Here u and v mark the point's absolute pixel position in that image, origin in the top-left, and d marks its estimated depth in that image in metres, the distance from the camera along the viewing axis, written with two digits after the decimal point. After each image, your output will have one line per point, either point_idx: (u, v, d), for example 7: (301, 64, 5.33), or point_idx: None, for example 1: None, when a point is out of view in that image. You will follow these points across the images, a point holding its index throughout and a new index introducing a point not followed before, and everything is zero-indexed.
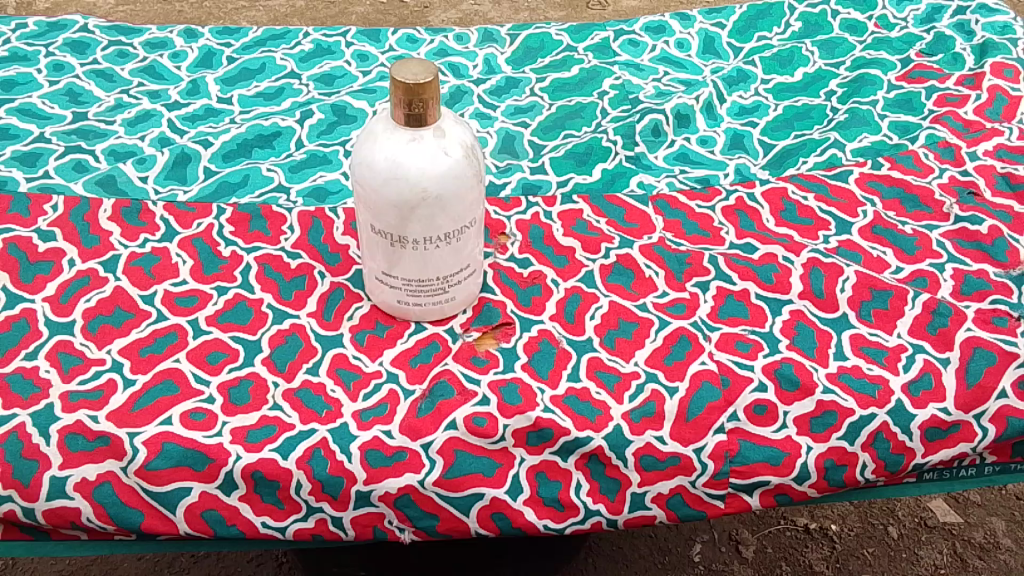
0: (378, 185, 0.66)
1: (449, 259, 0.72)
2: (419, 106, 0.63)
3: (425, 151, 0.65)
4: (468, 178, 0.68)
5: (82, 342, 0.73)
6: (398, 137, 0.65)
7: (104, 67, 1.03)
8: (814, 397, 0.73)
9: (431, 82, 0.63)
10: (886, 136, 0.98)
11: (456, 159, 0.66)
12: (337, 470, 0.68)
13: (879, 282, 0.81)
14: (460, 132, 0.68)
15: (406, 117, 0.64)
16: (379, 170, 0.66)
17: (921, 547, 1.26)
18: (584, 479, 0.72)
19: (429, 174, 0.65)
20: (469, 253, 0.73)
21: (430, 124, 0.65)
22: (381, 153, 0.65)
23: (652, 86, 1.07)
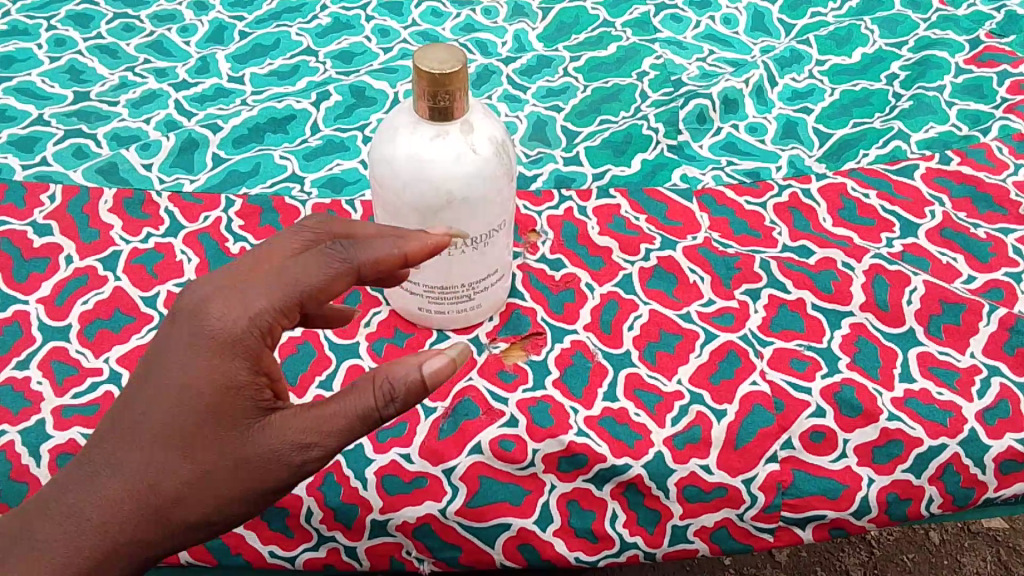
0: (397, 185, 0.59)
1: (476, 265, 0.65)
2: (445, 98, 0.56)
3: (451, 148, 0.58)
4: (498, 177, 0.61)
5: (78, 350, 0.68)
6: (421, 133, 0.58)
7: (108, 42, 0.97)
8: (878, 425, 0.66)
9: (457, 72, 0.55)
10: (954, 126, 0.89)
11: (485, 156, 0.59)
12: (351, 497, 0.62)
13: (950, 294, 0.73)
14: (489, 126, 0.61)
15: (430, 111, 0.57)
16: (399, 169, 0.59)
17: (964, 553, 1.08)
18: (621, 509, 0.65)
19: (454, 174, 0.59)
20: (497, 257, 0.67)
21: (456, 119, 0.58)
22: (401, 150, 0.59)
23: (696, 67, 0.99)
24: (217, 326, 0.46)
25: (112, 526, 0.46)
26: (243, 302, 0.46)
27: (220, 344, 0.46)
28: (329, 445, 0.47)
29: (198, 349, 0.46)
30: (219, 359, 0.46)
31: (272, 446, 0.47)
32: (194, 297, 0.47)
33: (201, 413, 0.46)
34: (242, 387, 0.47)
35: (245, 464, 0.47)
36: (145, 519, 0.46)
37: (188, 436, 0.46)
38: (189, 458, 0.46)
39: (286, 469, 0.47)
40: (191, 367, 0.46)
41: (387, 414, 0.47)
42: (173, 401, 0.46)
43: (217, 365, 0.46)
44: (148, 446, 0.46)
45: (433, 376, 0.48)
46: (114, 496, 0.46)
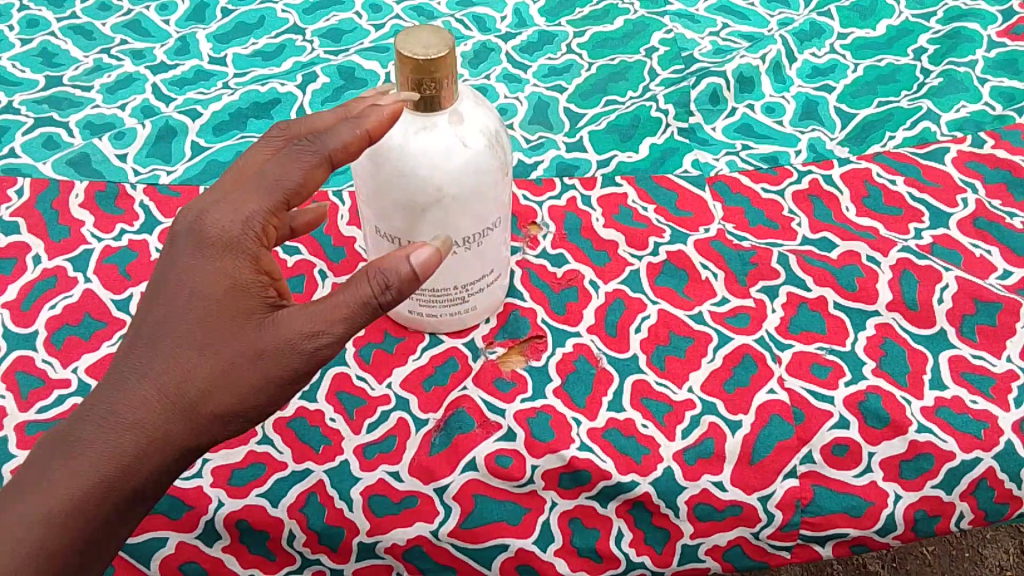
0: (381, 180, 0.54)
1: (470, 267, 0.60)
2: (430, 87, 0.50)
3: (439, 142, 0.52)
4: (491, 172, 0.55)
5: (44, 359, 0.63)
6: (406, 124, 0.52)
7: (83, 22, 0.91)
8: (906, 437, 0.61)
9: (444, 58, 0.48)
10: (987, 105, 0.83)
11: (477, 149, 0.53)
12: (336, 519, 0.58)
13: (985, 291, 0.67)
14: (481, 116, 0.55)
15: (414, 100, 0.51)
16: (383, 164, 0.53)
17: (986, 545, 0.93)
18: (627, 528, 0.61)
19: (442, 169, 0.53)
20: (493, 257, 0.61)
21: (444, 110, 0.52)
22: (384, 143, 0.53)
23: (709, 41, 0.92)
24: (214, 229, 0.47)
25: (131, 433, 0.45)
26: (236, 202, 0.47)
27: (221, 247, 0.47)
28: (336, 331, 0.46)
29: (198, 252, 0.47)
30: (221, 258, 0.46)
31: (282, 337, 0.46)
32: (188, 213, 0.48)
33: (210, 311, 0.46)
34: (247, 285, 0.47)
35: (260, 357, 0.46)
36: (165, 423, 0.45)
37: (201, 334, 0.46)
38: (203, 354, 0.46)
39: (300, 357, 0.46)
40: (194, 270, 0.47)
41: (385, 302, 0.46)
42: (181, 304, 0.46)
43: (220, 264, 0.46)
44: (160, 348, 0.46)
45: (423, 266, 0.47)
46: (142, 398, 0.45)
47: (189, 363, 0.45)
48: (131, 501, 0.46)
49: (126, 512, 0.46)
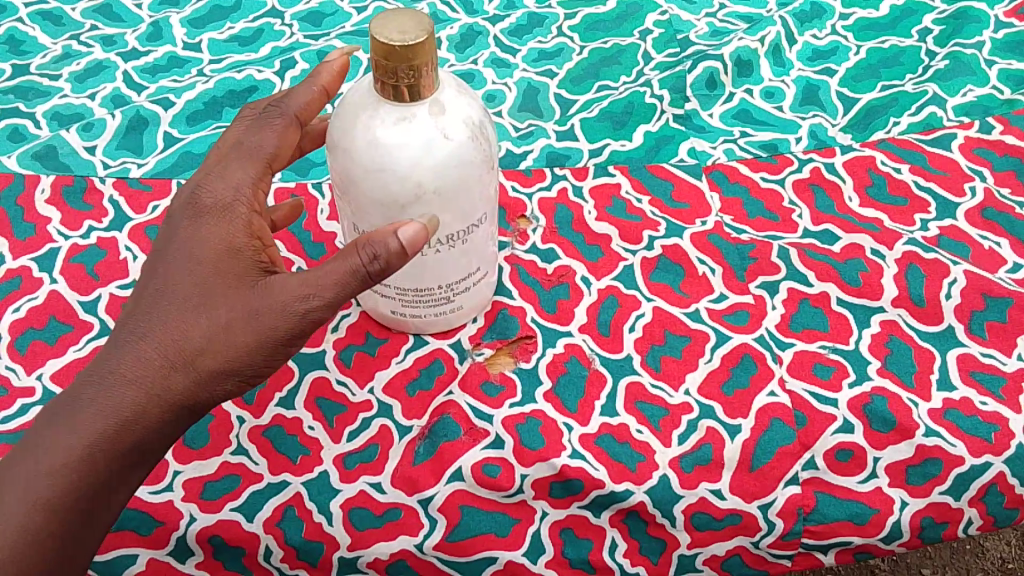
0: (356, 176, 0.49)
1: (454, 265, 0.55)
2: (409, 76, 0.44)
3: (418, 135, 0.47)
4: (477, 166, 0.50)
5: (7, 366, 0.60)
6: (383, 115, 0.47)
7: (51, 7, 0.87)
8: (913, 441, 0.58)
9: (422, 44, 0.43)
10: (995, 89, 0.80)
11: (460, 142, 0.48)
12: (315, 533, 0.55)
13: (994, 286, 0.64)
14: (465, 105, 0.49)
15: (391, 91, 0.46)
16: (358, 159, 0.48)
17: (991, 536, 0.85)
18: (621, 538, 0.58)
19: (423, 164, 0.48)
20: (480, 254, 0.56)
21: (424, 99, 0.47)
22: (360, 135, 0.47)
23: (705, 23, 0.89)
24: (208, 199, 0.49)
25: (133, 392, 0.46)
26: (226, 171, 0.50)
27: (214, 213, 0.49)
28: (327, 296, 0.46)
29: (192, 221, 0.49)
30: (216, 225, 0.48)
31: (274, 298, 0.46)
32: (183, 191, 0.50)
33: (204, 274, 0.47)
34: (240, 249, 0.48)
35: (254, 317, 0.46)
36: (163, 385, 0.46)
37: (198, 296, 0.47)
38: (198, 317, 0.47)
39: (292, 318, 0.46)
40: (191, 239, 0.48)
41: (374, 272, 0.45)
42: (179, 269, 0.48)
43: (215, 231, 0.48)
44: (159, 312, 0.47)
45: (411, 243, 0.45)
46: (143, 360, 0.46)
47: (187, 324, 0.47)
48: (132, 462, 0.47)
49: (126, 473, 0.47)
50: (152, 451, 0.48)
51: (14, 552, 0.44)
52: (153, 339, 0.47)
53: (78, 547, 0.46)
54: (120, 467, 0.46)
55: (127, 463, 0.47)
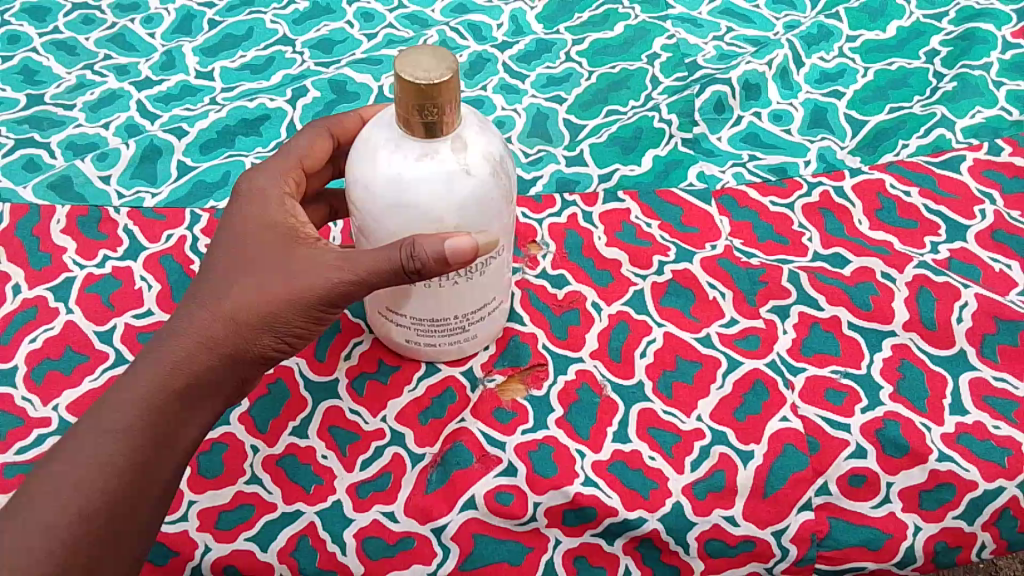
0: (375, 210, 0.48)
1: (470, 297, 0.55)
2: (432, 113, 0.44)
3: (440, 172, 0.46)
4: (495, 203, 0.49)
5: (24, 397, 0.60)
6: (404, 152, 0.46)
7: (65, 37, 0.88)
8: (927, 466, 0.58)
9: (448, 83, 0.43)
10: (1003, 110, 0.80)
11: (481, 179, 0.47)
12: (329, 563, 0.55)
13: (1006, 309, 0.64)
14: (486, 140, 0.48)
15: (413, 126, 0.45)
16: (376, 193, 0.47)
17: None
18: (635, 565, 0.58)
19: (445, 201, 0.47)
20: (496, 285, 0.56)
21: (445, 136, 0.46)
22: (379, 171, 0.47)
23: (712, 46, 0.90)
24: (254, 190, 0.54)
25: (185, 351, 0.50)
26: (272, 169, 0.55)
27: (258, 200, 0.53)
28: (359, 273, 0.49)
29: (239, 206, 0.54)
30: (262, 207, 0.53)
31: (311, 270, 0.50)
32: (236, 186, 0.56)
33: (247, 244, 0.52)
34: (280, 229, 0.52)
35: (293, 283, 0.50)
36: (207, 342, 0.50)
37: (242, 267, 0.51)
38: (241, 280, 0.51)
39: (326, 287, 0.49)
40: (238, 215, 0.53)
41: (410, 267, 0.47)
42: (227, 242, 0.52)
43: (260, 211, 0.53)
44: (209, 278, 0.52)
45: (456, 253, 0.46)
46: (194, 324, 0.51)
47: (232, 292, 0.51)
48: (176, 419, 0.50)
49: (175, 428, 0.49)
50: (196, 411, 0.51)
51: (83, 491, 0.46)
52: (202, 301, 0.51)
53: (142, 498, 0.48)
54: (167, 424, 0.49)
55: (174, 421, 0.49)
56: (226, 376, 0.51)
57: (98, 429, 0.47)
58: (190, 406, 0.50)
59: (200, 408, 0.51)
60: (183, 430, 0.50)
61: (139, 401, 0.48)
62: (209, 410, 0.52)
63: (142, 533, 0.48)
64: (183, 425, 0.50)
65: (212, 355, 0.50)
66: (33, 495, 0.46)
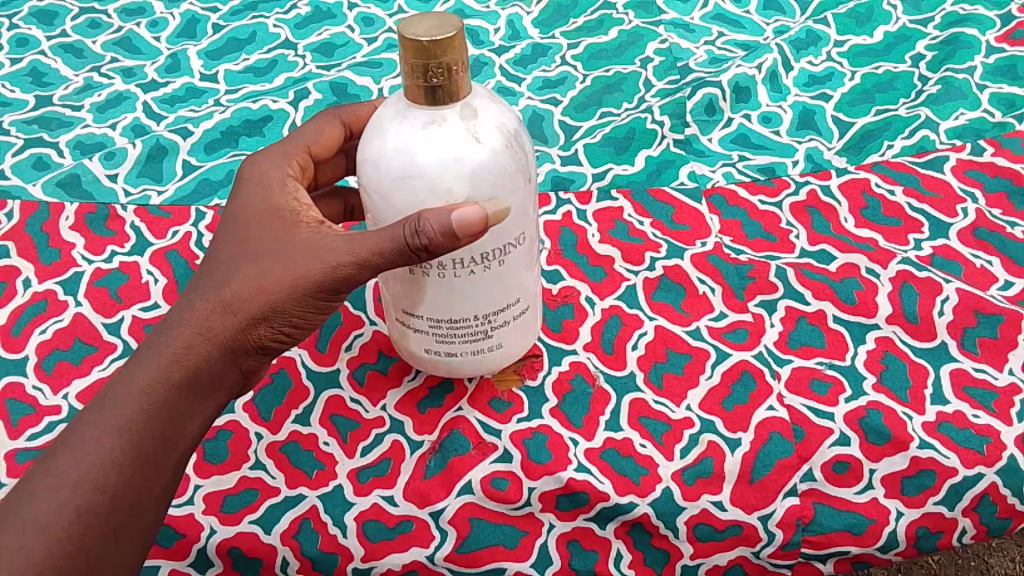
0: (385, 186, 0.47)
1: (491, 292, 0.52)
2: (438, 73, 0.44)
3: (448, 137, 0.46)
4: (509, 177, 0.48)
5: (34, 386, 0.62)
6: (413, 121, 0.46)
7: (73, 40, 0.91)
8: (908, 453, 0.60)
9: (451, 40, 0.43)
10: (987, 112, 0.82)
11: (490, 148, 0.47)
12: (330, 545, 0.57)
13: (986, 303, 0.66)
14: (498, 113, 0.48)
15: (421, 90, 0.45)
16: (385, 166, 0.47)
17: (992, 553, 0.83)
18: (626, 549, 0.59)
19: (455, 169, 0.46)
20: (518, 281, 0.54)
21: (454, 104, 0.46)
22: (389, 143, 0.47)
23: (704, 51, 0.92)
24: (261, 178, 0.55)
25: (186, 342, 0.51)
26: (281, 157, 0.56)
27: (263, 188, 0.54)
28: (362, 256, 0.48)
29: (245, 192, 0.54)
30: (267, 194, 0.54)
31: (313, 254, 0.50)
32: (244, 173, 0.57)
33: (251, 231, 0.52)
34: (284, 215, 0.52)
35: (295, 268, 0.50)
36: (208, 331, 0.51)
37: (243, 255, 0.52)
38: (244, 267, 0.51)
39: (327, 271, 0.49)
40: (243, 203, 0.54)
41: (414, 245, 0.46)
42: (231, 230, 0.53)
43: (264, 197, 0.53)
44: (213, 267, 0.53)
45: (463, 225, 0.45)
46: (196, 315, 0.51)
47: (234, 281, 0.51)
48: (176, 413, 0.51)
49: (175, 421, 0.50)
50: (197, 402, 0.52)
51: (85, 485, 0.47)
52: (205, 290, 0.52)
53: (144, 491, 0.49)
54: (168, 416, 0.50)
55: (175, 413, 0.50)
56: (227, 367, 0.52)
57: (100, 423, 0.48)
58: (190, 397, 0.51)
59: (202, 401, 0.52)
60: (184, 424, 0.51)
61: (141, 394, 0.49)
62: (211, 401, 0.52)
63: (145, 525, 0.50)
64: (184, 419, 0.51)
65: (211, 344, 0.51)
66: (36, 488, 0.47)
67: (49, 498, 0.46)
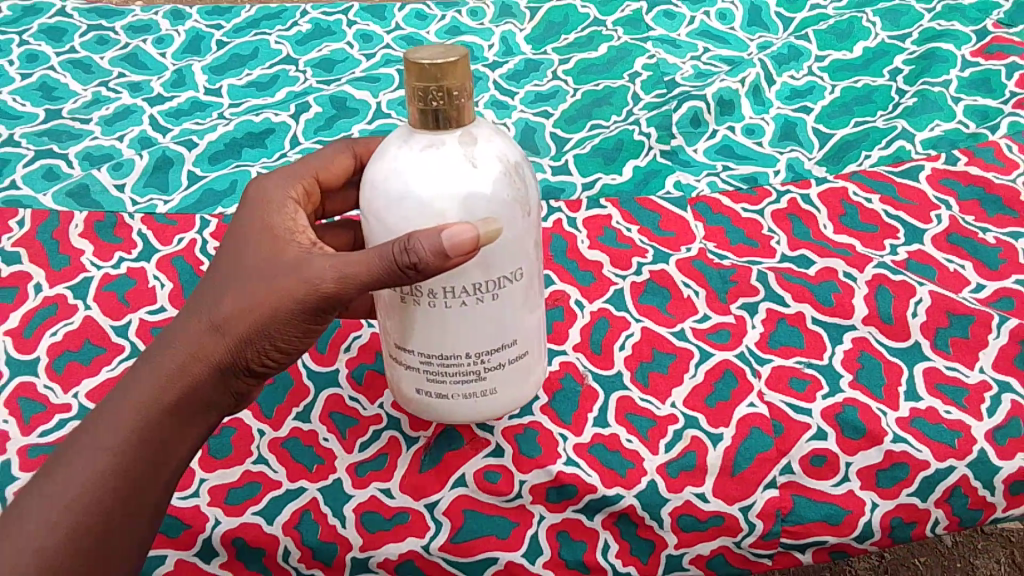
0: (381, 207, 0.48)
1: (485, 329, 0.50)
2: (438, 96, 0.45)
3: (444, 160, 0.46)
4: (506, 207, 0.47)
5: (46, 385, 0.65)
6: (413, 145, 0.47)
7: (81, 56, 0.94)
8: (883, 447, 0.62)
9: (452, 65, 0.44)
10: (961, 123, 0.86)
11: (487, 175, 0.46)
12: (329, 535, 0.60)
13: (958, 305, 0.69)
14: (501, 144, 0.48)
15: (421, 113, 0.46)
16: (382, 188, 0.47)
17: (978, 555, 0.94)
18: (613, 539, 0.62)
19: (450, 193, 0.46)
20: (516, 323, 0.51)
21: (454, 130, 0.46)
22: (387, 165, 0.47)
23: (690, 66, 0.96)
24: (264, 199, 0.56)
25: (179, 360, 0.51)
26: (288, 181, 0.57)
27: (265, 209, 0.55)
28: (350, 274, 0.48)
29: (248, 213, 0.55)
30: (269, 215, 0.54)
31: (302, 271, 0.50)
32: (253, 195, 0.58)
33: (247, 250, 0.53)
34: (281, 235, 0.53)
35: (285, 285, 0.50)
36: (199, 351, 0.51)
37: (238, 272, 0.52)
38: (236, 286, 0.52)
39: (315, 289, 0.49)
40: (244, 222, 0.54)
41: (401, 262, 0.46)
42: (230, 249, 0.54)
43: (265, 218, 0.54)
44: (210, 286, 0.53)
45: (451, 245, 0.44)
46: (190, 333, 0.52)
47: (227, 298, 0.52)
48: (167, 433, 0.52)
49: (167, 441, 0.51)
50: (189, 421, 0.52)
51: (75, 501, 0.49)
52: (201, 309, 0.53)
53: (133, 507, 0.51)
54: (160, 436, 0.51)
55: (167, 432, 0.51)
56: (218, 388, 0.52)
57: (93, 442, 0.50)
58: (182, 417, 0.52)
59: (194, 421, 0.53)
60: (176, 444, 0.52)
61: (132, 414, 0.51)
62: (203, 420, 0.53)
63: (135, 540, 0.51)
64: (177, 439, 0.52)
65: (202, 364, 0.51)
66: (32, 503, 0.49)
67: (42, 518, 0.48)
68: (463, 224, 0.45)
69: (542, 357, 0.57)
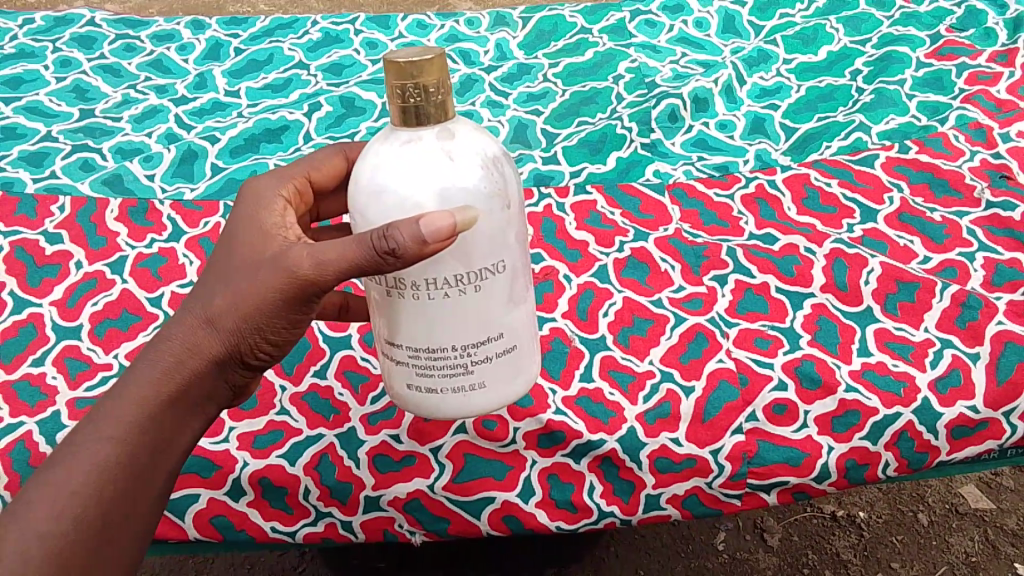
0: (361, 201, 0.48)
1: (469, 322, 0.50)
2: (416, 93, 0.45)
3: (421, 153, 0.46)
4: (485, 200, 0.47)
5: (89, 347, 0.72)
6: (392, 142, 0.47)
7: (111, 62, 1.03)
8: (837, 396, 0.70)
9: (427, 64, 0.44)
10: (914, 117, 0.94)
11: (465, 169, 0.46)
12: (345, 475, 0.67)
13: (905, 274, 0.77)
14: (480, 139, 0.48)
15: (400, 110, 0.46)
16: (362, 182, 0.48)
17: (952, 533, 1.08)
18: (598, 481, 0.69)
19: (426, 187, 0.46)
20: (502, 316, 0.51)
21: (432, 124, 0.47)
22: (368, 160, 0.48)
23: (669, 69, 1.05)
24: (254, 194, 0.56)
25: (176, 355, 0.52)
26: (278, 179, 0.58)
27: (254, 203, 0.55)
28: (332, 262, 0.48)
29: (239, 207, 0.55)
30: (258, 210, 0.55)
31: (287, 260, 0.49)
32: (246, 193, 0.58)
33: (236, 244, 0.53)
34: (271, 230, 0.53)
35: (272, 275, 0.50)
36: (195, 346, 0.52)
37: (228, 265, 0.52)
38: (226, 280, 0.52)
39: (300, 277, 0.49)
40: (235, 218, 0.55)
41: (380, 248, 0.45)
42: (221, 244, 0.54)
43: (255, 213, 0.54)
44: (203, 282, 0.53)
45: (430, 230, 0.44)
46: (185, 328, 0.52)
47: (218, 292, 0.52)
48: (167, 427, 0.51)
49: (167, 434, 0.51)
50: (186, 416, 0.53)
51: (83, 490, 0.48)
52: (195, 305, 0.53)
53: (140, 497, 0.50)
54: (159, 431, 0.51)
55: (166, 427, 0.51)
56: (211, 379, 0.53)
57: (93, 434, 0.49)
58: (180, 411, 0.52)
59: (190, 416, 0.53)
60: (174, 437, 0.52)
61: (132, 408, 0.50)
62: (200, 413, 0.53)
63: (141, 529, 0.51)
64: (175, 430, 0.52)
65: (197, 359, 0.52)
66: (35, 494, 0.47)
67: (48, 507, 0.47)
68: (443, 212, 0.45)
69: (535, 355, 0.55)
